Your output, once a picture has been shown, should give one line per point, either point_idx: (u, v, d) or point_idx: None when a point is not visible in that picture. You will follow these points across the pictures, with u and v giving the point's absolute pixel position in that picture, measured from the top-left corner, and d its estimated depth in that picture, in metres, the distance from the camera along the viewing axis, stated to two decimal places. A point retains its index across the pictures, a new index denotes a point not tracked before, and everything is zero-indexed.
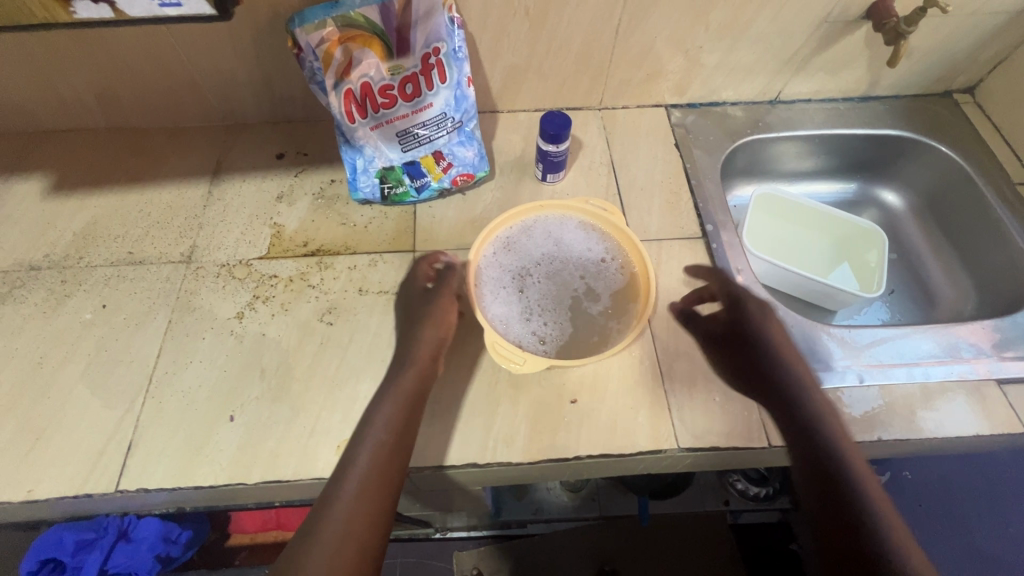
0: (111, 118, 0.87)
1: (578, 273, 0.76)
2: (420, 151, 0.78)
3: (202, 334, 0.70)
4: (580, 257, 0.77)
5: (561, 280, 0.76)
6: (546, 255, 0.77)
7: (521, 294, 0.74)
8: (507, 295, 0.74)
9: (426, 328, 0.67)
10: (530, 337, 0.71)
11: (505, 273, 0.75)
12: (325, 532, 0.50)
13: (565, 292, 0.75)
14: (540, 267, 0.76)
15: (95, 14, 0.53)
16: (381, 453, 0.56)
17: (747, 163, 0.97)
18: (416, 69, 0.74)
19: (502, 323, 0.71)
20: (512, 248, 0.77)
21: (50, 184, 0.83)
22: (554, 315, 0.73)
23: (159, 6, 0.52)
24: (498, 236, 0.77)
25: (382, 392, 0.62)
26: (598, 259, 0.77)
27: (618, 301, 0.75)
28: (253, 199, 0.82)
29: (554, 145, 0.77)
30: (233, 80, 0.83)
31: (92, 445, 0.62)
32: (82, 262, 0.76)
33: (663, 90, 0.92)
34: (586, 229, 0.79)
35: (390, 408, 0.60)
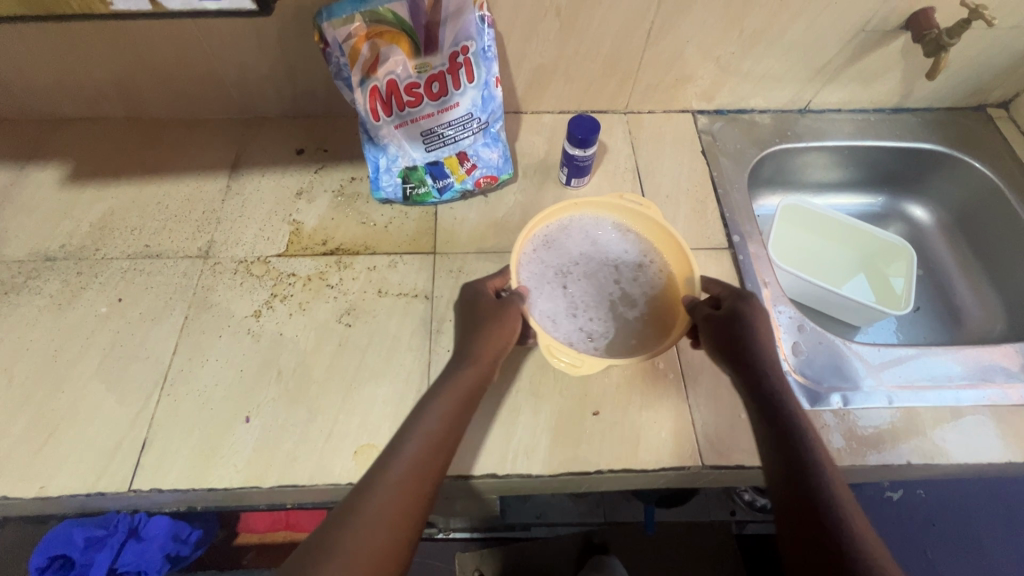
0: (130, 108, 0.86)
1: (619, 270, 0.73)
2: (444, 152, 0.76)
3: (219, 332, 0.69)
4: (619, 255, 0.74)
5: (598, 282, 0.72)
6: (581, 257, 0.73)
7: (562, 294, 0.71)
8: (549, 294, 0.70)
9: (491, 332, 0.61)
10: (577, 337, 0.68)
11: (545, 271, 0.72)
12: (362, 516, 0.46)
13: (604, 294, 0.71)
14: (579, 266, 0.73)
15: (133, 6, 0.50)
16: (426, 444, 0.52)
17: (773, 173, 0.95)
18: (443, 68, 0.72)
19: (548, 323, 0.68)
20: (549, 246, 0.73)
21: (68, 173, 0.82)
22: (598, 312, 0.70)
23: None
24: (535, 236, 0.72)
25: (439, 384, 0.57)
26: (633, 260, 0.74)
27: (659, 302, 0.71)
28: (272, 195, 0.81)
29: (581, 149, 0.75)
30: (255, 72, 0.81)
31: (106, 442, 0.61)
32: (99, 253, 0.75)
33: (691, 96, 0.90)
34: (621, 226, 0.75)
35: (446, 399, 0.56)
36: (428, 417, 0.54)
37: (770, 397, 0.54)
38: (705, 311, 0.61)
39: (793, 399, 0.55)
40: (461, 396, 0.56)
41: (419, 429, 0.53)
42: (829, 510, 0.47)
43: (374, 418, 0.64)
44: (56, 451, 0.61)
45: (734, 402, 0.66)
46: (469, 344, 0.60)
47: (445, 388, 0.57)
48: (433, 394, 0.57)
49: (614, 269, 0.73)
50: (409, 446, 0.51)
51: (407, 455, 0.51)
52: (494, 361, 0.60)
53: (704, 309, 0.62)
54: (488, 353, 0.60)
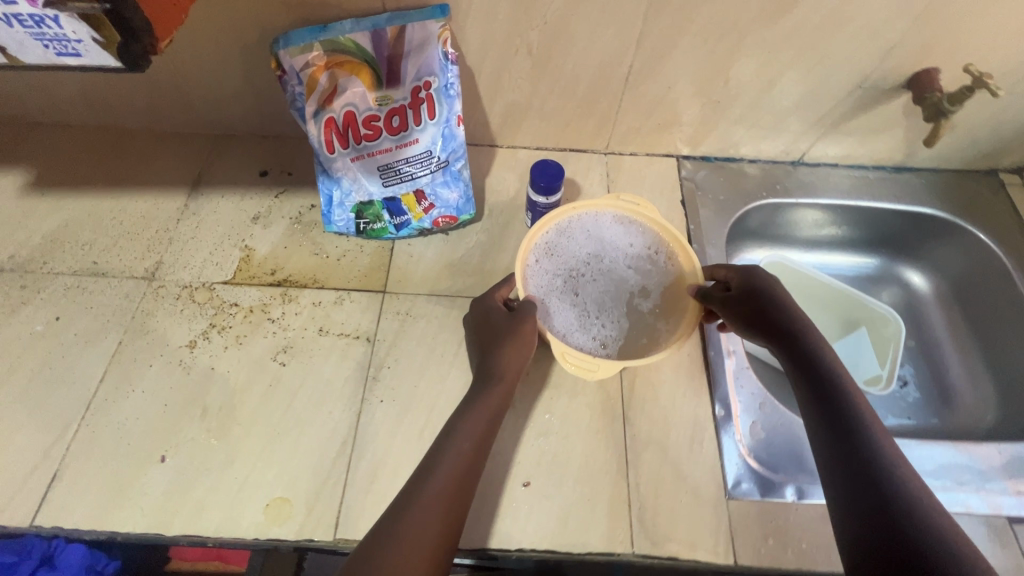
0: (99, 118, 0.85)
1: (625, 269, 0.69)
2: (402, 188, 0.73)
3: (150, 361, 0.67)
4: (623, 254, 0.69)
5: (605, 281, 0.69)
6: (585, 255, 0.69)
7: (571, 300, 0.67)
8: (559, 301, 0.67)
9: (506, 351, 0.60)
10: (591, 343, 0.65)
11: (551, 275, 0.67)
12: (408, 522, 0.47)
13: (612, 292, 0.68)
14: (585, 270, 0.69)
15: None
16: (459, 463, 0.52)
17: (762, 226, 0.89)
18: (404, 102, 0.69)
19: (561, 332, 0.65)
20: (552, 248, 0.68)
21: (29, 181, 0.81)
22: (611, 315, 0.67)
23: (52, 55, 0.44)
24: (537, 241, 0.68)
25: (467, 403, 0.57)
26: (638, 255, 0.69)
27: (670, 303, 0.67)
28: (228, 217, 0.79)
29: (545, 196, 0.72)
30: (222, 91, 0.80)
31: (16, 472, 0.59)
32: (46, 267, 0.74)
33: (675, 141, 0.85)
34: (622, 224, 0.70)
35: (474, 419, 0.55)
36: (462, 433, 0.54)
37: (828, 389, 0.53)
38: (721, 295, 0.62)
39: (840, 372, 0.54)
40: (488, 412, 0.56)
41: (452, 447, 0.53)
42: (891, 469, 0.46)
43: (293, 468, 0.61)
44: None
45: (678, 484, 0.61)
46: (491, 360, 0.60)
47: (472, 404, 0.57)
48: (463, 408, 0.57)
49: (621, 269, 0.69)
50: (439, 466, 0.51)
51: (446, 471, 0.51)
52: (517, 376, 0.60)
53: (717, 294, 0.62)
54: (512, 367, 0.59)
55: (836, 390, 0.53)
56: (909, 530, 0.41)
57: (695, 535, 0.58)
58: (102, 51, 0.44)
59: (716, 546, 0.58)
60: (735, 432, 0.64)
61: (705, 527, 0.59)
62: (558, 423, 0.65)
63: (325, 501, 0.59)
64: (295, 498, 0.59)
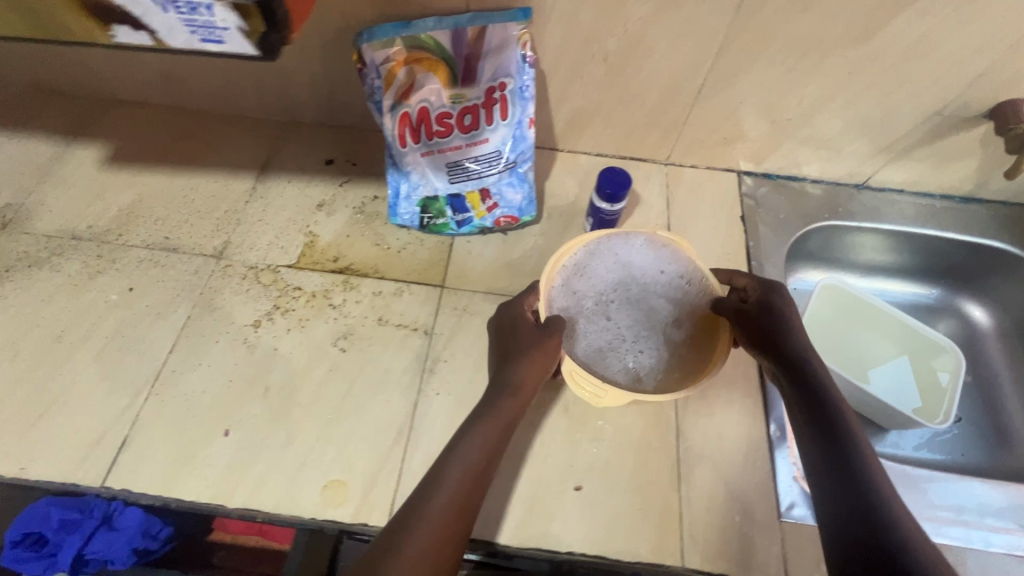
0: (176, 98, 0.88)
1: (657, 296, 0.65)
2: (468, 186, 0.74)
3: (217, 337, 0.69)
4: (654, 280, 0.66)
5: (639, 309, 0.65)
6: (618, 280, 0.66)
7: (602, 328, 0.64)
8: (588, 328, 0.64)
9: (519, 366, 0.57)
10: (623, 373, 0.62)
11: (579, 300, 0.65)
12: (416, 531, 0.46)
13: (643, 322, 0.64)
14: (616, 296, 0.65)
15: (133, 40, 0.44)
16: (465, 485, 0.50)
17: (819, 248, 0.88)
18: (478, 101, 0.71)
19: (589, 360, 0.62)
20: (580, 271, 0.66)
21: (108, 155, 0.84)
22: (640, 347, 0.63)
23: (200, 41, 0.43)
24: (567, 259, 0.66)
25: (476, 415, 0.56)
26: (675, 287, 0.65)
27: (704, 335, 0.63)
28: (294, 202, 0.81)
29: (608, 204, 0.72)
30: (297, 80, 0.82)
31: (89, 434, 0.62)
32: (121, 240, 0.77)
33: (738, 156, 0.85)
34: (654, 248, 0.67)
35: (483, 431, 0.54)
36: (468, 453, 0.52)
37: (820, 411, 0.52)
38: (735, 305, 0.60)
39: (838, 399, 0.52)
40: (499, 430, 0.55)
41: (459, 464, 0.52)
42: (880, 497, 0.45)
43: (350, 453, 0.62)
44: (42, 433, 0.62)
45: (730, 502, 0.61)
46: (506, 374, 0.58)
47: (482, 419, 0.55)
48: (470, 424, 0.55)
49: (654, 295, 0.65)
50: (447, 478, 0.50)
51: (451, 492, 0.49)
52: (532, 392, 0.58)
53: (732, 304, 0.60)
54: (526, 379, 0.57)
55: (840, 425, 0.51)
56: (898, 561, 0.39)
57: (745, 553, 0.58)
58: (246, 41, 0.43)
59: (767, 567, 0.58)
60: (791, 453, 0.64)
61: (757, 547, 0.59)
62: (610, 431, 0.65)
63: (380, 488, 0.60)
64: (352, 482, 0.60)
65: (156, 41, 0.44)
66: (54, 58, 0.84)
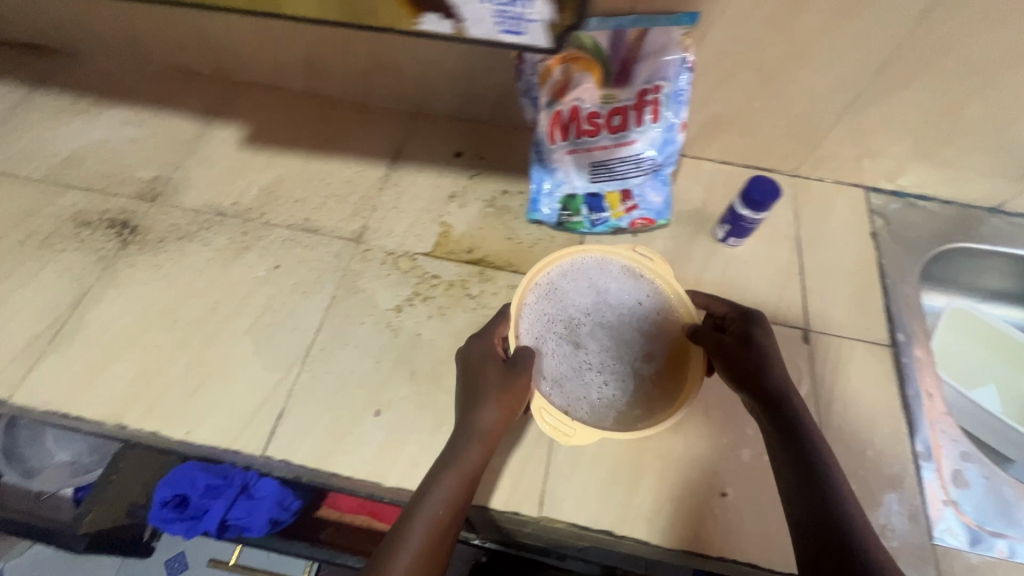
0: (311, 84, 0.90)
1: (631, 324, 0.66)
2: (609, 186, 0.74)
3: (361, 319, 0.71)
4: (631, 309, 0.66)
5: (609, 335, 0.65)
6: (591, 304, 0.66)
7: (572, 353, 0.63)
8: (557, 352, 0.63)
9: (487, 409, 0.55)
10: (587, 401, 0.61)
11: (549, 321, 0.65)
12: None
13: (615, 349, 0.64)
14: (588, 321, 0.65)
15: (437, 29, 0.48)
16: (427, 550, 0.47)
17: (947, 270, 0.86)
18: (629, 103, 0.71)
19: (555, 387, 0.62)
20: (557, 295, 0.66)
21: (247, 136, 0.87)
22: (609, 375, 0.63)
23: (501, 31, 0.47)
24: (543, 279, 0.66)
25: (445, 459, 0.53)
26: (648, 314, 0.66)
27: (670, 370, 0.64)
28: (427, 192, 0.82)
29: (751, 211, 0.71)
30: (436, 72, 0.83)
31: (248, 404, 0.64)
32: (264, 218, 0.79)
33: (871, 172, 0.84)
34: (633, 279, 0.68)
35: (450, 479, 0.52)
36: (430, 508, 0.49)
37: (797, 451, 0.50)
38: (714, 336, 0.59)
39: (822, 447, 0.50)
40: (465, 481, 0.52)
41: (425, 514, 0.49)
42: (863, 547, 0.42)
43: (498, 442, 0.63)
44: (204, 401, 0.64)
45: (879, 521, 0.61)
46: (472, 416, 0.56)
47: (450, 467, 0.52)
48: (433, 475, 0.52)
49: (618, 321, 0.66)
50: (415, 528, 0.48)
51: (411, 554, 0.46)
52: (498, 437, 0.55)
53: (711, 333, 0.60)
54: (495, 423, 0.55)
55: (819, 466, 0.49)
56: None
57: None
58: (542, 31, 0.47)
59: None
60: (935, 474, 0.64)
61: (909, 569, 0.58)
62: (752, 441, 0.65)
63: (530, 478, 0.62)
64: (502, 471, 0.62)
65: (457, 30, 0.48)
66: (202, 39, 0.87)
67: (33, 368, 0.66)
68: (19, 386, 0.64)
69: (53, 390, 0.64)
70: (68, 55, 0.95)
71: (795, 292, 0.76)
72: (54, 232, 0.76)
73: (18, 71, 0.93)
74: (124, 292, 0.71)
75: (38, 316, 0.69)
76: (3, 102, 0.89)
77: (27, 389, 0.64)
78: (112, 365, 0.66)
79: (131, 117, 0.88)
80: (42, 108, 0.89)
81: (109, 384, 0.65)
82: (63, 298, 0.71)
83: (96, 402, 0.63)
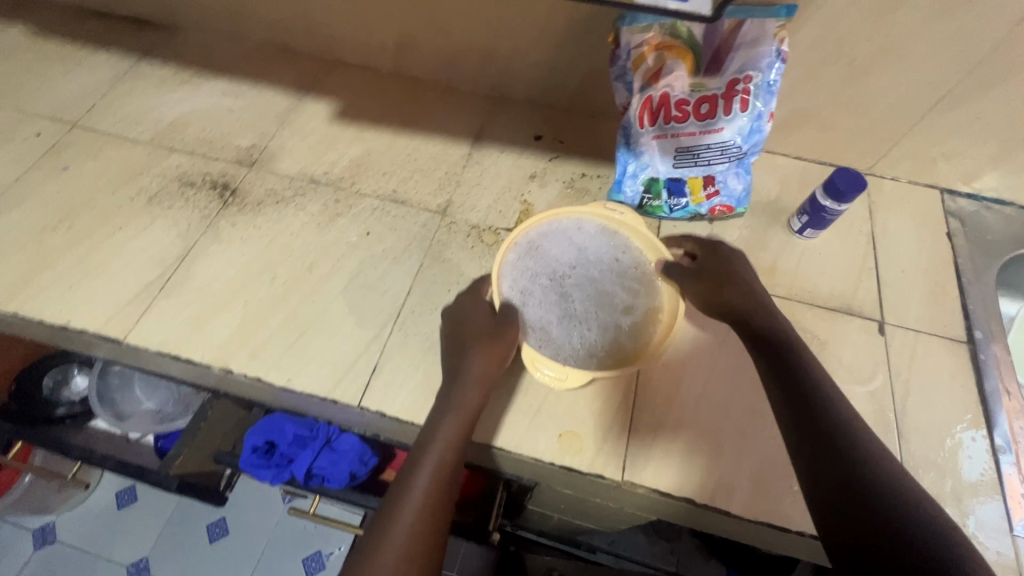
0: (398, 65, 0.94)
1: (610, 272, 0.71)
2: (692, 172, 0.76)
3: (448, 286, 0.74)
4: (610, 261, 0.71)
5: (595, 285, 0.70)
6: (573, 258, 0.71)
7: (556, 304, 0.69)
8: (541, 304, 0.69)
9: (475, 357, 0.61)
10: (569, 348, 0.67)
11: (529, 276, 0.70)
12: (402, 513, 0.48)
13: (599, 296, 0.70)
14: (569, 276, 0.70)
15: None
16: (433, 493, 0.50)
17: (1021, 276, 0.86)
18: (718, 92, 0.73)
19: (544, 335, 0.67)
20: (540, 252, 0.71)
21: (337, 111, 0.91)
22: (596, 320, 0.68)
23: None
24: (523, 240, 0.72)
25: (446, 405, 0.58)
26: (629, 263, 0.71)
27: (647, 314, 0.69)
28: (508, 171, 0.85)
29: (833, 202, 0.73)
30: (523, 58, 0.86)
31: (344, 357, 0.68)
32: (354, 187, 0.83)
33: (949, 173, 0.84)
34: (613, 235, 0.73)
35: (452, 424, 0.56)
36: (428, 462, 0.52)
37: (791, 381, 0.52)
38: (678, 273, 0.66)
39: (816, 374, 0.52)
40: (457, 437, 0.55)
41: (431, 456, 0.53)
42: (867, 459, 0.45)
43: (581, 409, 0.66)
44: (303, 352, 0.68)
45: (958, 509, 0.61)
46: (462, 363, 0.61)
47: (448, 414, 0.57)
48: (424, 437, 0.55)
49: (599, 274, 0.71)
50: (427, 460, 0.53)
51: (417, 499, 0.49)
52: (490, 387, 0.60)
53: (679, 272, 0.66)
54: (483, 371, 0.60)
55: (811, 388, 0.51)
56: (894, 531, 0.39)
57: None
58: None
59: None
60: (1014, 467, 0.64)
61: None
62: None
63: (612, 444, 0.64)
64: (585, 436, 0.64)
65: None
66: (300, 17, 0.92)
67: (145, 312, 0.70)
68: (133, 328, 0.69)
69: (164, 334, 0.68)
70: (172, 30, 1.00)
71: (871, 285, 0.77)
72: (162, 190, 0.81)
73: (126, 42, 0.99)
74: (226, 248, 0.76)
75: (149, 266, 0.74)
76: (115, 70, 0.95)
77: (141, 331, 0.69)
78: (217, 314, 0.70)
79: (229, 89, 0.93)
80: (147, 76, 0.94)
81: (215, 332, 0.69)
82: (171, 250, 0.75)
83: (204, 347, 0.68)
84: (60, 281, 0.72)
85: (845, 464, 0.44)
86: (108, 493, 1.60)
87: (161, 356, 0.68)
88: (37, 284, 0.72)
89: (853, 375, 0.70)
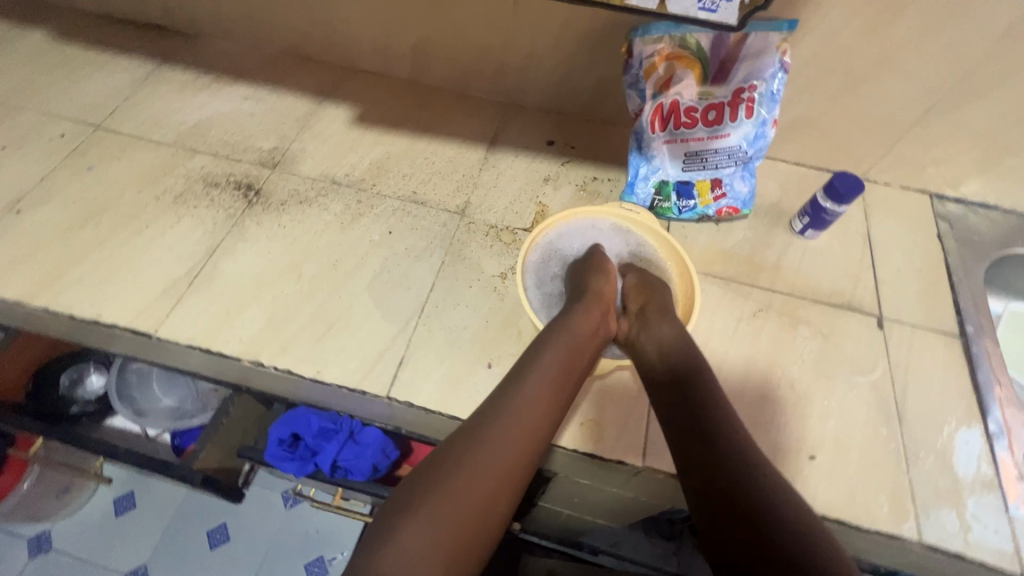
0: (415, 72, 0.98)
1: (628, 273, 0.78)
2: (700, 175, 0.81)
3: (470, 282, 0.77)
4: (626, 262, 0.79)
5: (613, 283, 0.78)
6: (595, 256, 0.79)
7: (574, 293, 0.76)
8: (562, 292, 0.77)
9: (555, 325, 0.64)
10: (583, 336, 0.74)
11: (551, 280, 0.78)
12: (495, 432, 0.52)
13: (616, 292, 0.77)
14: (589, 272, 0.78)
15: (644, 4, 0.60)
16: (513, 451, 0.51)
17: (1006, 276, 0.91)
18: (724, 100, 0.78)
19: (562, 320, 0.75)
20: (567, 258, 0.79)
21: (356, 116, 0.94)
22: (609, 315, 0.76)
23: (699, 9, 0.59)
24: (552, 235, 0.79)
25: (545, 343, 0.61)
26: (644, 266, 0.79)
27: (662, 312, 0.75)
28: (523, 174, 0.89)
29: (833, 204, 0.77)
30: (537, 67, 0.90)
31: (372, 349, 0.70)
32: (375, 188, 0.86)
33: (937, 179, 0.89)
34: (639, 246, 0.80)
35: (551, 360, 0.59)
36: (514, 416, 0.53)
37: (686, 393, 0.59)
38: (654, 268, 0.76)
39: (710, 389, 0.59)
40: (546, 403, 0.56)
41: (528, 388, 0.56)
42: (749, 461, 0.51)
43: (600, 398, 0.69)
44: (331, 345, 0.70)
45: (957, 490, 0.65)
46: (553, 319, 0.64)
47: (547, 349, 0.60)
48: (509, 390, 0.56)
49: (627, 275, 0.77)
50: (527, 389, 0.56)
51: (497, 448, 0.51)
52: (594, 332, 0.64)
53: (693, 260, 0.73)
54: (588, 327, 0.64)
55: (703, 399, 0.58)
56: (759, 519, 0.46)
57: (978, 539, 0.62)
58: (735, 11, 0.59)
59: (1002, 553, 0.61)
60: (1008, 452, 0.68)
61: (989, 536, 0.62)
62: (835, 411, 0.70)
63: (631, 432, 0.67)
64: (605, 423, 0.67)
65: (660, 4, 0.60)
66: (319, 26, 0.95)
67: (176, 307, 0.72)
68: (164, 322, 0.70)
69: (195, 328, 0.70)
70: (192, 37, 1.03)
71: (868, 283, 0.81)
72: (188, 189, 0.83)
73: (147, 48, 1.01)
74: (253, 245, 0.78)
75: (178, 262, 0.75)
76: (136, 74, 0.97)
77: (172, 325, 0.70)
78: (246, 309, 0.72)
79: (249, 94, 0.96)
80: (168, 81, 0.97)
81: (245, 325, 0.71)
82: (199, 247, 0.77)
83: (235, 341, 0.69)
84: (90, 277, 0.73)
85: (740, 463, 0.50)
86: (107, 499, 1.58)
87: (193, 349, 0.69)
88: (67, 280, 0.73)
89: (855, 366, 0.73)
